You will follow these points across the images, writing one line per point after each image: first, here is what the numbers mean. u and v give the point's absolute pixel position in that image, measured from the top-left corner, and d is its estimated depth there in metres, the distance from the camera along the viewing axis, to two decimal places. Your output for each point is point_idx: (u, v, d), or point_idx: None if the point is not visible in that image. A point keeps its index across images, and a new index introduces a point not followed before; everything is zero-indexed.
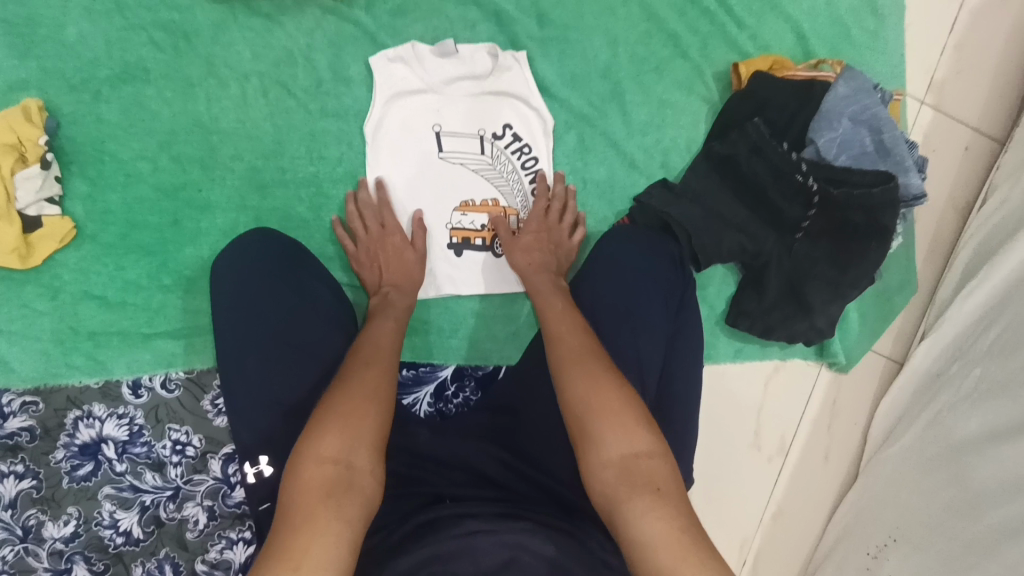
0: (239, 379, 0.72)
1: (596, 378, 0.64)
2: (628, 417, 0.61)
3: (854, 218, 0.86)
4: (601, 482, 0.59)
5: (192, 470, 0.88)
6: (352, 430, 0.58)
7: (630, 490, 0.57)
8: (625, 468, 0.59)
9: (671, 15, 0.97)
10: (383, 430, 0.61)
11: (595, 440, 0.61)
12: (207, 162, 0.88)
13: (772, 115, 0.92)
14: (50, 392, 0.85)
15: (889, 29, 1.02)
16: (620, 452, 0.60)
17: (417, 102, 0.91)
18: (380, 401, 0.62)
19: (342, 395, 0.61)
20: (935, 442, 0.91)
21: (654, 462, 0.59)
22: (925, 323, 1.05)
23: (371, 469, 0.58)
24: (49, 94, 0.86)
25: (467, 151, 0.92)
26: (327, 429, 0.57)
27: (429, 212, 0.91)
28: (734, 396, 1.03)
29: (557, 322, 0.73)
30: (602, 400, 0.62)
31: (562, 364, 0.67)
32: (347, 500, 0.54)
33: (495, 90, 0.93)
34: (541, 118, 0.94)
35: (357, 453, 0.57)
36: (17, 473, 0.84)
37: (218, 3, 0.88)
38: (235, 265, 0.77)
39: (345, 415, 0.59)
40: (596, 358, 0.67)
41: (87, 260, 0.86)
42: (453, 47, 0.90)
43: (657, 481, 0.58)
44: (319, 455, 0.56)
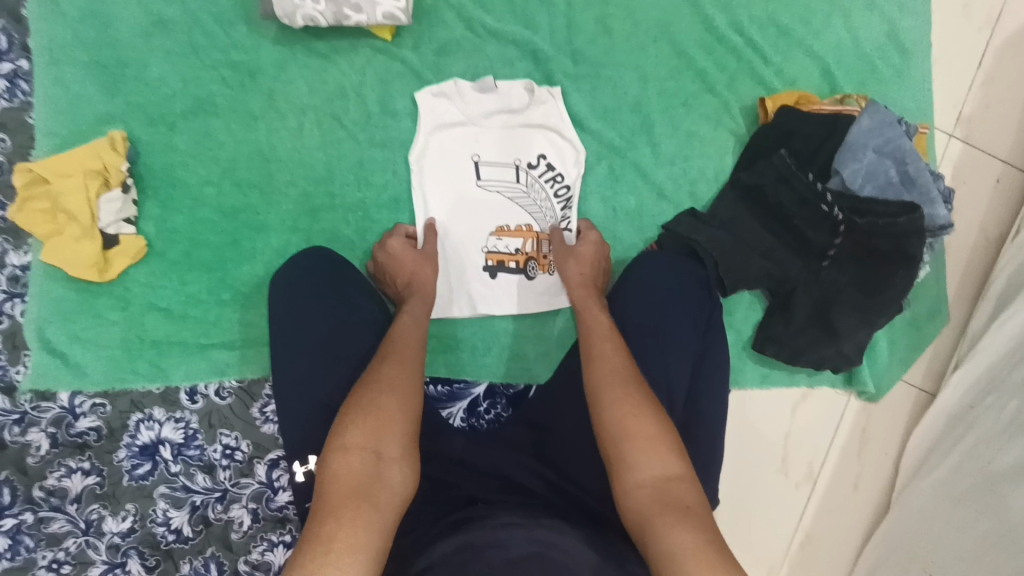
0: (290, 380, 0.78)
1: (631, 401, 0.68)
2: (660, 442, 0.65)
3: (881, 245, 0.89)
4: (632, 500, 0.63)
5: (239, 473, 0.94)
6: (376, 424, 0.63)
7: (661, 508, 0.60)
8: (659, 490, 0.62)
9: (699, 53, 1.02)
10: (411, 423, 0.65)
11: (627, 462, 0.64)
12: (266, 188, 0.96)
13: (798, 146, 0.96)
14: (116, 395, 0.93)
15: (915, 65, 1.05)
16: (652, 474, 0.63)
17: (457, 134, 0.98)
18: (407, 395, 0.66)
19: (369, 389, 0.66)
20: (969, 473, 0.90)
21: (685, 486, 0.63)
22: (958, 353, 1.04)
23: (401, 459, 0.62)
24: (132, 125, 0.96)
25: (503, 179, 0.98)
26: (354, 424, 0.62)
27: (466, 235, 0.97)
28: (762, 421, 1.04)
29: (599, 342, 0.75)
30: (637, 424, 0.66)
31: (597, 385, 0.70)
32: (374, 489, 0.59)
33: (530, 122, 0.99)
34: (572, 148, 1.00)
35: (385, 443, 0.62)
36: (83, 469, 0.91)
37: (282, 44, 0.97)
38: (289, 280, 0.84)
39: (371, 408, 0.64)
40: (635, 382, 0.70)
41: (155, 275, 0.94)
42: (493, 83, 0.97)
43: (684, 499, 0.61)
44: (347, 447, 0.61)
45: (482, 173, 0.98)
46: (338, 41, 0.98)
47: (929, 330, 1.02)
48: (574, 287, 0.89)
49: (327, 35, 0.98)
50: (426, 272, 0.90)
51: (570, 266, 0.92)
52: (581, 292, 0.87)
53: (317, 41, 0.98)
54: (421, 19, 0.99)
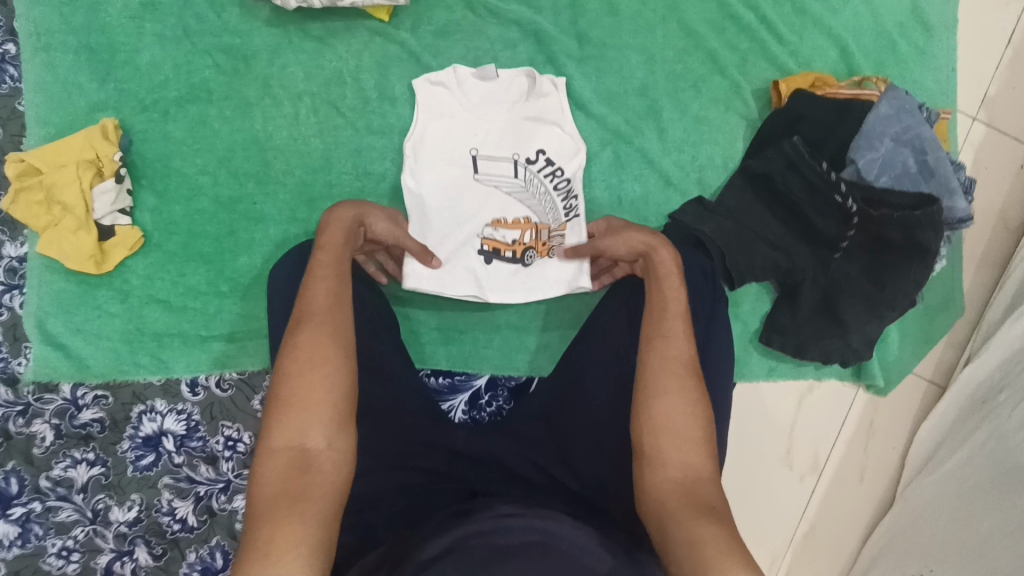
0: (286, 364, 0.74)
1: (686, 398, 0.66)
2: (695, 442, 0.64)
3: (892, 235, 0.85)
4: (658, 495, 0.62)
5: (242, 465, 0.94)
6: (297, 414, 0.59)
7: (687, 505, 0.60)
8: (687, 488, 0.62)
9: (710, 33, 0.98)
10: (337, 401, 0.60)
11: (662, 457, 0.64)
12: (263, 177, 0.94)
13: (809, 131, 0.91)
14: (118, 387, 0.93)
15: (938, 43, 1.00)
16: (684, 473, 0.63)
17: (455, 125, 0.92)
18: (334, 370, 0.61)
19: (285, 376, 0.61)
20: (978, 470, 0.88)
21: (711, 486, 0.62)
22: (971, 346, 1.02)
23: (329, 444, 0.59)
24: (124, 113, 0.93)
25: (500, 174, 0.93)
26: (278, 420, 0.59)
27: (456, 231, 0.91)
28: (767, 414, 1.03)
29: (670, 320, 0.71)
30: (683, 422, 0.65)
31: (655, 373, 0.68)
32: (309, 479, 0.56)
33: (532, 112, 0.93)
34: (574, 139, 0.95)
35: (311, 433, 0.59)
36: (88, 460, 0.92)
37: (274, 27, 0.94)
38: (288, 265, 0.80)
39: (291, 396, 0.60)
40: (694, 377, 0.68)
41: (153, 267, 0.93)
42: (494, 71, 0.92)
43: (709, 499, 0.61)
44: (272, 449, 0.58)
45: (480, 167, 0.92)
46: (333, 22, 0.94)
47: (942, 322, 0.99)
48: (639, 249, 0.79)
49: (323, 17, 0.94)
50: (344, 211, 0.76)
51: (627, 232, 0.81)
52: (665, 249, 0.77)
53: (312, 23, 0.94)
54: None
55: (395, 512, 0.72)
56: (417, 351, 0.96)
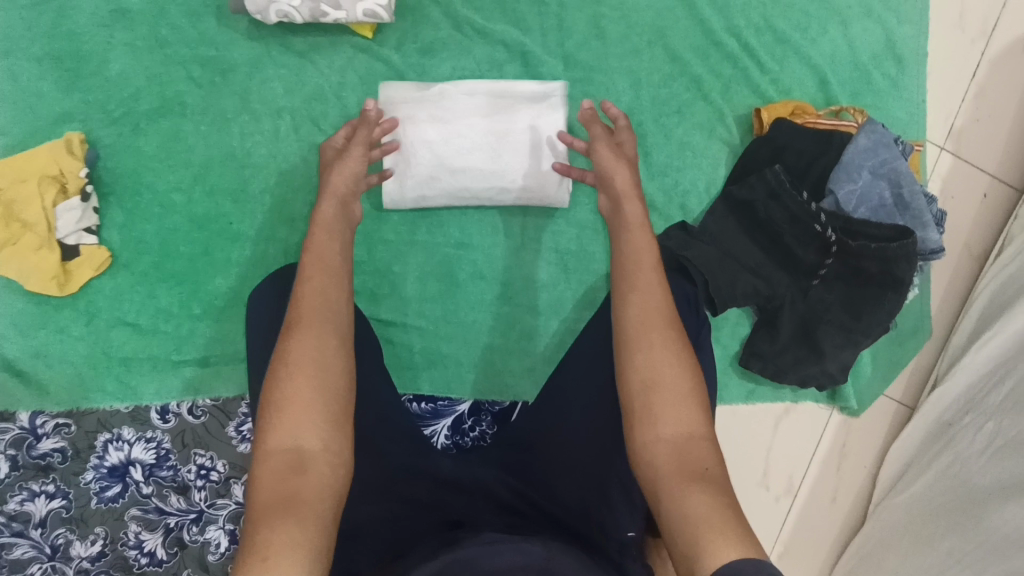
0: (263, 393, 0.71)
1: (670, 350, 0.61)
2: (686, 397, 0.59)
3: (868, 267, 0.88)
4: (651, 457, 0.57)
5: (215, 494, 0.90)
6: (289, 415, 0.55)
7: (680, 470, 0.55)
8: (679, 450, 0.56)
9: (694, 59, 0.99)
10: (331, 400, 0.57)
11: (653, 414, 0.58)
12: (240, 195, 0.91)
13: (791, 161, 0.94)
14: (81, 415, 0.88)
15: (912, 75, 1.03)
16: (677, 431, 0.57)
17: (430, 131, 0.90)
18: (322, 368, 0.57)
19: (278, 378, 0.57)
20: (943, 492, 0.92)
21: (706, 447, 0.57)
22: (937, 370, 1.06)
23: (325, 445, 0.55)
24: (91, 126, 0.89)
25: (473, 179, 0.91)
26: (270, 423, 0.55)
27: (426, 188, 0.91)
28: (746, 435, 1.04)
29: (645, 273, 0.67)
30: (669, 376, 0.59)
31: (637, 328, 0.63)
32: (302, 482, 0.52)
33: (511, 123, 0.90)
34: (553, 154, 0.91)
35: (304, 434, 0.55)
36: (47, 492, 0.87)
37: (254, 40, 0.91)
38: (269, 292, 0.77)
39: (282, 395, 0.56)
40: (674, 328, 0.62)
41: (121, 288, 0.89)
42: (474, 85, 0.91)
43: (702, 462, 0.55)
44: (267, 452, 0.54)
45: (453, 172, 0.90)
46: (316, 37, 0.92)
47: (912, 345, 1.03)
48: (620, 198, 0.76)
49: (305, 31, 0.92)
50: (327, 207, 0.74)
51: (619, 167, 0.78)
52: (631, 206, 0.75)
53: (293, 37, 0.91)
54: (406, 16, 0.93)
55: (381, 546, 0.70)
56: (400, 376, 0.95)
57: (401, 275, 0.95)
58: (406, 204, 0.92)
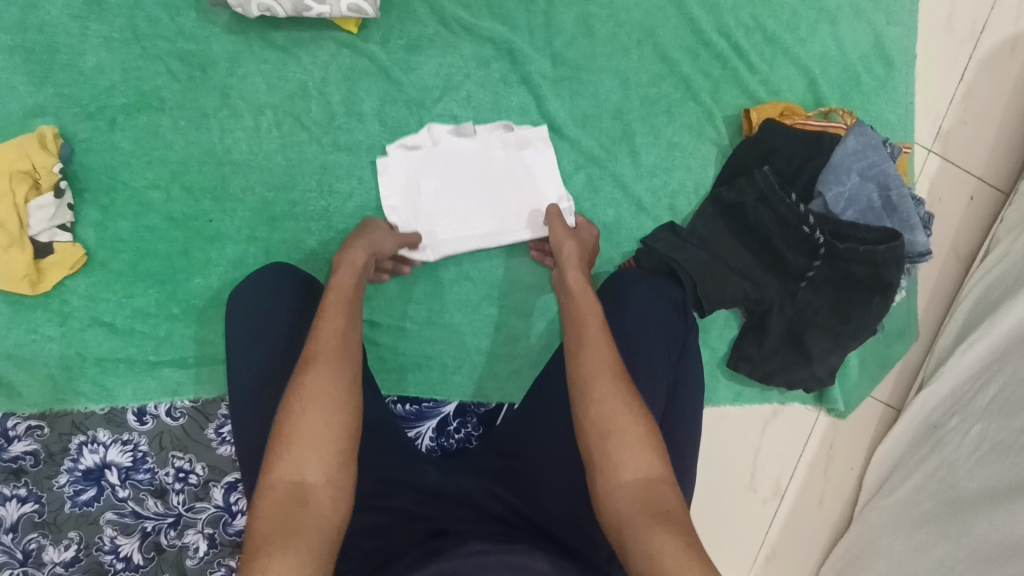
0: (246, 396, 0.69)
1: (622, 400, 0.61)
2: (643, 440, 0.59)
3: (857, 270, 0.87)
4: (614, 502, 0.57)
5: (193, 498, 0.88)
6: (297, 448, 0.56)
7: (643, 513, 0.55)
8: (643, 491, 0.56)
9: (683, 59, 0.98)
10: (338, 435, 0.57)
11: (612, 459, 0.59)
12: (219, 193, 0.89)
13: (781, 164, 0.94)
14: (55, 417, 0.86)
15: (901, 77, 1.03)
16: (637, 476, 0.57)
17: (434, 182, 0.91)
18: (334, 406, 0.58)
19: (289, 409, 0.58)
20: (931, 495, 0.91)
21: (669, 489, 0.57)
22: (922, 373, 1.06)
23: (328, 479, 0.55)
24: (65, 121, 0.87)
25: (488, 226, 0.92)
26: (274, 454, 0.56)
27: (431, 237, 0.91)
28: (733, 439, 1.04)
29: (592, 330, 0.68)
30: (625, 424, 0.60)
31: (589, 380, 0.63)
32: (302, 515, 0.53)
33: (510, 168, 0.92)
34: (557, 191, 0.94)
35: (310, 468, 0.55)
36: (19, 496, 0.85)
37: (234, 34, 0.89)
38: (254, 293, 0.75)
39: (291, 426, 0.57)
40: (623, 378, 0.64)
41: (97, 287, 0.87)
42: (471, 128, 0.91)
43: (666, 504, 0.56)
44: (272, 483, 0.54)
45: (466, 222, 0.91)
46: (298, 32, 0.90)
47: (899, 348, 1.03)
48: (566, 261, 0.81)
49: (287, 26, 0.90)
50: (357, 254, 0.77)
51: (568, 240, 0.84)
52: (575, 271, 0.79)
53: (275, 32, 0.89)
54: (391, 12, 0.91)
55: (362, 557, 0.67)
56: (383, 377, 0.93)
57: None
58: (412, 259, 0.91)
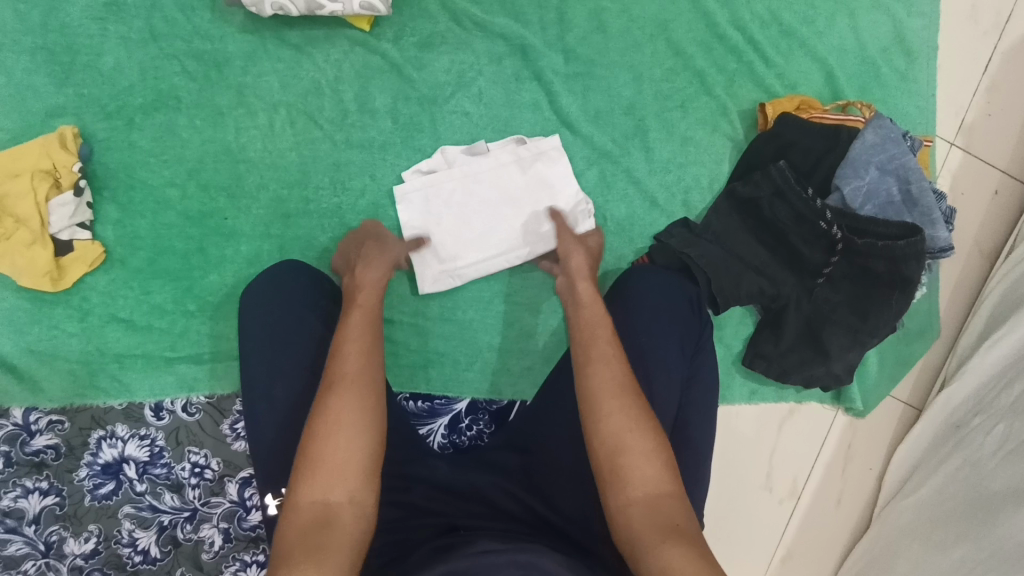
0: (260, 389, 0.70)
1: (631, 415, 0.61)
2: (650, 456, 0.59)
3: (876, 266, 0.86)
4: (625, 518, 0.57)
5: (209, 492, 0.89)
6: (321, 470, 0.56)
7: (654, 530, 0.55)
8: (651, 507, 0.57)
9: (698, 53, 0.97)
10: (361, 458, 0.57)
11: (621, 476, 0.58)
12: (235, 191, 0.90)
13: (797, 158, 0.92)
14: (75, 412, 0.88)
15: (922, 69, 1.00)
16: (646, 490, 0.58)
17: (450, 204, 0.90)
18: (358, 426, 0.58)
19: (312, 431, 0.58)
20: (953, 496, 0.89)
21: (675, 503, 0.57)
22: (944, 372, 1.04)
23: (352, 500, 0.56)
24: (84, 120, 0.88)
25: (513, 241, 0.91)
26: (298, 477, 0.56)
27: (452, 260, 0.90)
28: (748, 437, 1.03)
29: (600, 345, 0.67)
30: (634, 440, 0.60)
31: (597, 394, 0.63)
32: (326, 535, 0.53)
33: (527, 183, 0.91)
34: (575, 193, 0.92)
35: (334, 488, 0.56)
36: (41, 489, 0.87)
37: (249, 33, 0.90)
38: (268, 290, 0.76)
39: (316, 447, 0.57)
40: (634, 395, 0.63)
41: (116, 284, 0.88)
42: (484, 147, 0.91)
43: (674, 518, 0.56)
44: (298, 503, 0.55)
45: (491, 243, 0.90)
46: (312, 31, 0.91)
47: (920, 346, 1.01)
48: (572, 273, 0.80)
49: (300, 24, 0.90)
50: (375, 274, 0.75)
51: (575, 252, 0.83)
52: (583, 282, 0.77)
53: (289, 31, 0.90)
54: (403, 9, 0.92)
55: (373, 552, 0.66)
56: (395, 374, 0.93)
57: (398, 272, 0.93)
58: (437, 282, 0.91)
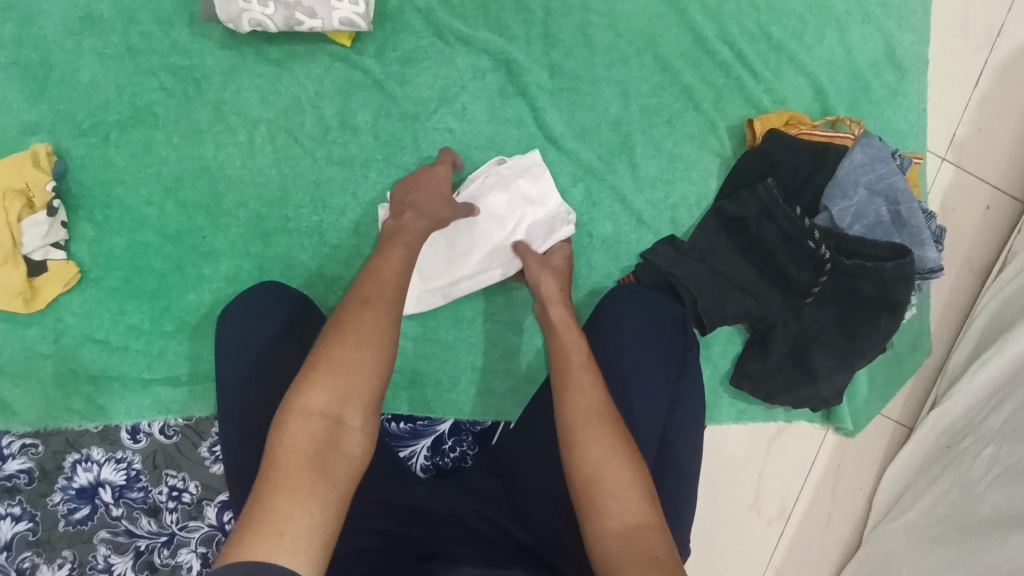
0: (231, 414, 0.68)
1: (607, 442, 0.59)
2: (628, 485, 0.57)
3: (864, 288, 0.84)
4: (601, 548, 0.55)
5: (187, 516, 0.87)
6: (343, 382, 0.56)
7: (630, 560, 0.53)
8: (629, 539, 0.54)
9: (685, 67, 0.95)
10: (376, 385, 0.57)
11: (597, 506, 0.57)
12: (213, 209, 0.88)
13: (785, 177, 0.91)
14: (50, 435, 0.86)
15: (913, 83, 0.99)
16: (625, 521, 0.55)
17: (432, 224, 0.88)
18: (384, 349, 0.59)
19: (338, 342, 0.58)
20: (942, 520, 0.88)
21: (655, 535, 0.55)
22: (935, 391, 1.03)
23: (362, 427, 0.56)
24: (59, 138, 0.86)
25: (501, 257, 0.88)
26: (315, 384, 0.55)
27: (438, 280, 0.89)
28: (737, 456, 1.01)
29: (576, 371, 0.66)
30: (610, 469, 0.58)
31: (575, 422, 0.61)
32: (333, 456, 0.53)
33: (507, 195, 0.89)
34: (558, 203, 0.90)
35: (349, 409, 0.55)
36: (14, 514, 0.85)
37: (228, 48, 0.88)
38: (245, 312, 0.74)
39: (333, 364, 0.56)
40: (611, 421, 0.61)
41: (91, 304, 0.87)
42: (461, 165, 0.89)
43: (653, 549, 0.54)
44: (308, 410, 0.54)
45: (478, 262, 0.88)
46: (292, 46, 0.89)
47: (909, 365, 0.99)
48: (542, 298, 0.80)
49: (280, 39, 0.89)
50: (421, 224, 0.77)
51: (546, 277, 0.82)
52: (556, 308, 0.77)
53: (268, 46, 0.88)
54: (385, 24, 0.90)
55: None
56: None
57: None
58: (426, 303, 0.89)
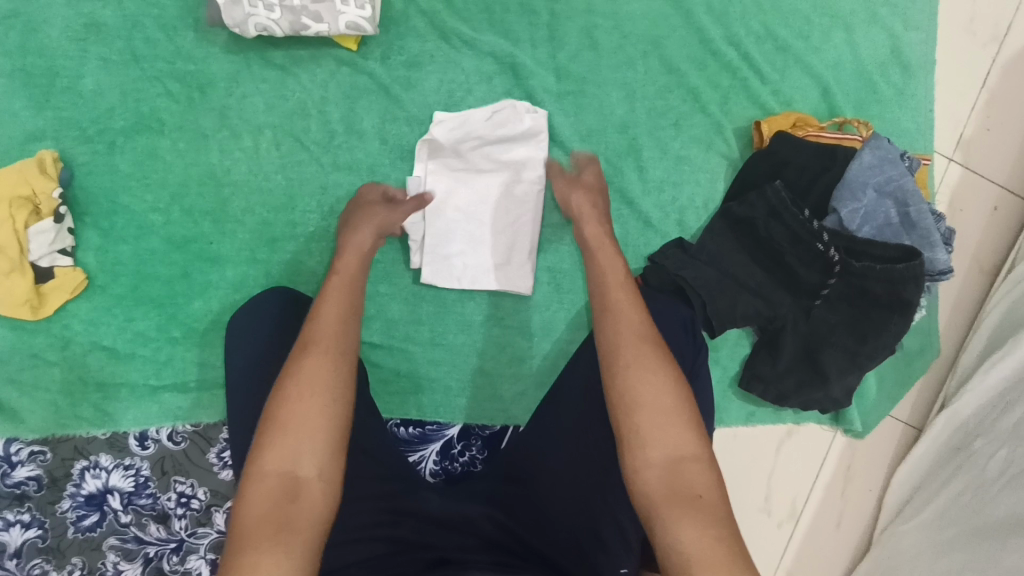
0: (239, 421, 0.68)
1: (651, 364, 0.60)
2: (673, 415, 0.57)
3: (874, 287, 0.84)
4: (643, 482, 0.55)
5: (196, 523, 0.87)
6: (291, 437, 0.55)
7: (671, 497, 0.54)
8: (670, 473, 0.55)
9: (691, 70, 0.95)
10: (333, 428, 0.57)
11: (639, 437, 0.57)
12: (220, 215, 0.88)
13: (793, 177, 0.90)
14: (57, 442, 0.86)
15: (920, 84, 0.99)
16: (668, 453, 0.56)
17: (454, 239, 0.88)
18: (331, 395, 0.58)
19: (282, 398, 0.57)
20: (955, 522, 0.87)
21: (700, 467, 0.55)
22: (945, 392, 1.02)
23: (321, 474, 0.55)
24: (64, 145, 0.86)
25: (526, 181, 0.88)
26: (268, 444, 0.55)
27: (508, 254, 0.88)
28: (746, 458, 1.01)
29: (616, 293, 0.67)
30: (653, 395, 0.58)
31: (619, 347, 0.61)
32: (293, 510, 0.52)
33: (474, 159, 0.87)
34: (489, 109, 0.88)
35: (303, 460, 0.55)
36: (23, 521, 0.85)
37: (233, 54, 0.88)
38: (253, 317, 0.73)
39: (282, 422, 0.56)
40: (655, 344, 0.61)
41: (97, 311, 0.86)
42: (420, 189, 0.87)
43: (696, 488, 0.54)
44: (262, 471, 0.54)
45: (510, 211, 0.88)
46: (297, 50, 0.89)
47: (918, 366, 0.99)
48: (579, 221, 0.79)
49: (285, 44, 0.88)
50: (362, 234, 0.77)
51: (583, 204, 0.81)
52: (593, 232, 0.77)
53: (273, 51, 0.88)
54: (390, 28, 0.90)
55: None
56: (386, 401, 0.91)
57: (388, 295, 0.91)
58: (525, 272, 0.89)
